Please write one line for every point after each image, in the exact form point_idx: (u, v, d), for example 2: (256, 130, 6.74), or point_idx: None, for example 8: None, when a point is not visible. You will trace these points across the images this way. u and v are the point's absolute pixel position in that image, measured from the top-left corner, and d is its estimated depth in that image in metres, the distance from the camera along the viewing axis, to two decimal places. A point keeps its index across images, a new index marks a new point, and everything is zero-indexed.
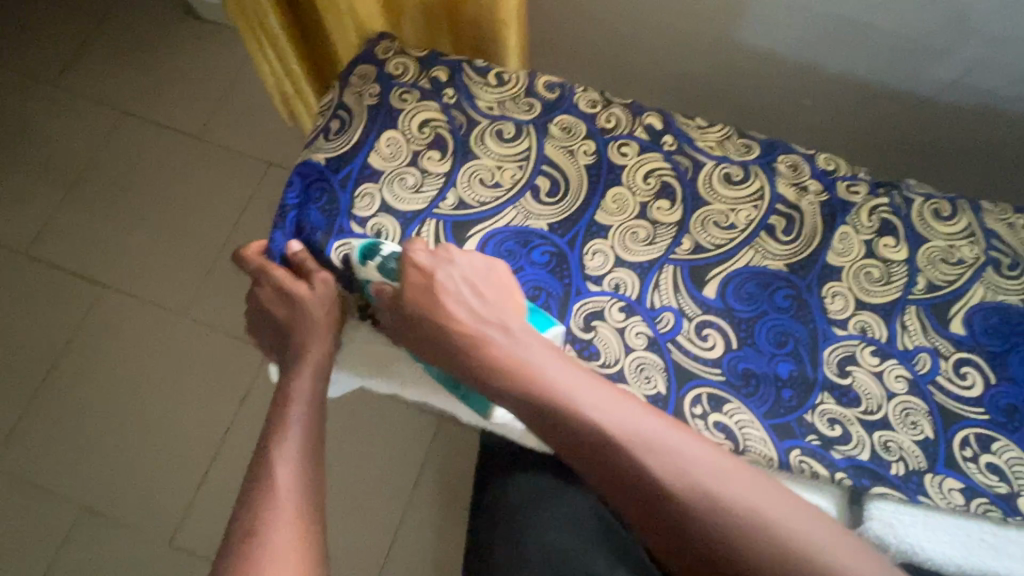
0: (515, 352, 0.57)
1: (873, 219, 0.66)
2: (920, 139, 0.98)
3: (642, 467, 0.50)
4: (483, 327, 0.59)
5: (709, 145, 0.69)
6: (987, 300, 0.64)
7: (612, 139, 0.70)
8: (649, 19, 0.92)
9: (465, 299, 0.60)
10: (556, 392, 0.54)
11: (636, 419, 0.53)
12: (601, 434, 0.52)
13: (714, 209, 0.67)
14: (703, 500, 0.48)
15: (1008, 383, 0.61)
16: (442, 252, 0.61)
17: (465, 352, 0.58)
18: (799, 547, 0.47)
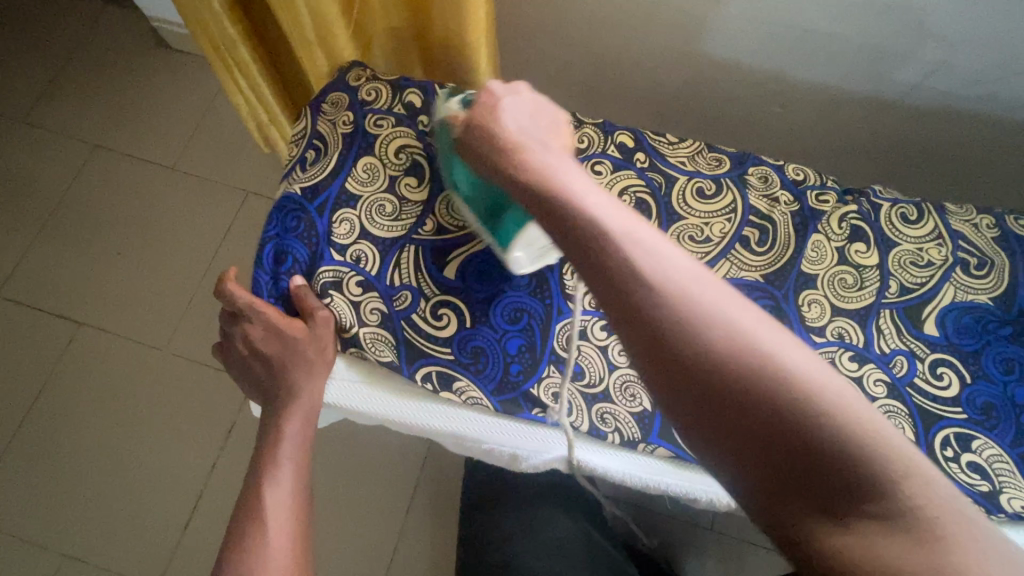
0: (543, 156, 0.49)
1: (844, 226, 0.67)
2: (887, 144, 1.00)
3: (645, 267, 0.38)
4: (518, 140, 0.50)
5: (680, 161, 0.70)
6: (957, 300, 0.65)
7: (585, 158, 0.70)
8: (619, 36, 0.93)
9: (514, 117, 0.52)
10: (567, 188, 0.44)
11: (656, 239, 0.40)
12: (603, 230, 0.40)
13: (689, 224, 0.68)
14: (711, 320, 0.36)
15: (984, 382, 0.62)
16: (516, 87, 0.56)
17: (491, 155, 0.50)
18: (823, 402, 0.32)
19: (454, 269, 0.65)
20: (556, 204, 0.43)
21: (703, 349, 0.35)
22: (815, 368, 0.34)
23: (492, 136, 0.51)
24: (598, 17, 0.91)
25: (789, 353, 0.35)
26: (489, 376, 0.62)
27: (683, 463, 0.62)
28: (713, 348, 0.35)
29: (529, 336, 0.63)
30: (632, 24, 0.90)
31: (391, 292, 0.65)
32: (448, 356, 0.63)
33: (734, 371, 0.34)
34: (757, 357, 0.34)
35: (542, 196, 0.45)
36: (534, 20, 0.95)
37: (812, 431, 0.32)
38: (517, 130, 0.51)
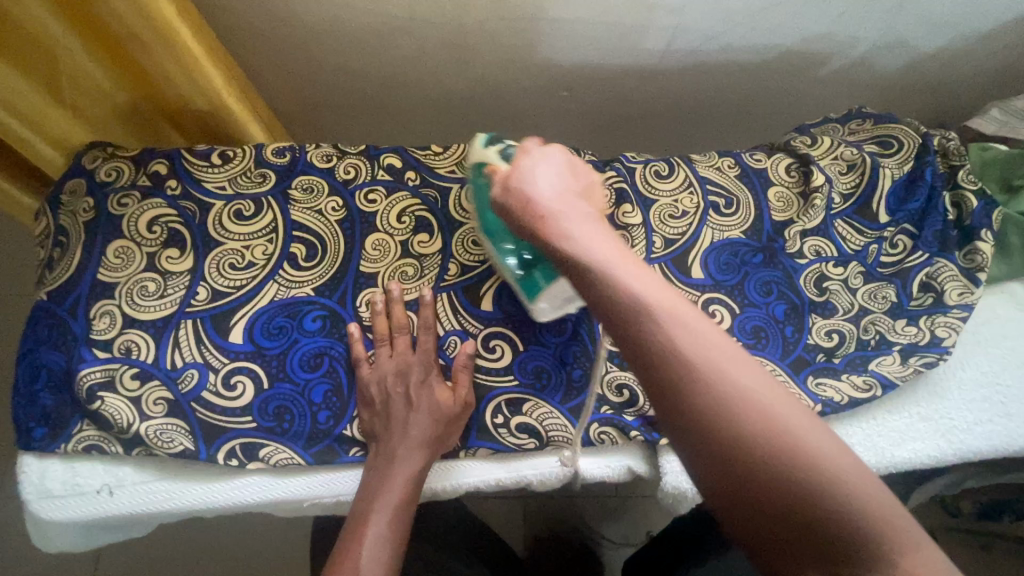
0: (569, 217, 0.48)
1: (607, 193, 0.74)
2: (671, 103, 1.07)
3: (638, 309, 0.41)
4: (546, 201, 0.49)
5: (449, 170, 0.72)
6: (716, 239, 0.74)
7: (357, 189, 0.70)
8: (393, 50, 0.94)
9: (547, 177, 0.50)
10: (580, 239, 0.46)
11: (672, 299, 0.42)
12: (603, 279, 0.43)
13: (471, 228, 0.69)
14: (710, 376, 0.39)
15: (751, 308, 0.71)
16: (552, 147, 0.53)
17: (517, 209, 0.49)
18: (757, 417, 0.38)
19: (240, 332, 0.62)
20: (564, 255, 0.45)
21: (694, 394, 0.38)
22: (811, 433, 0.38)
23: (519, 197, 0.49)
24: (364, 35, 0.91)
25: (787, 416, 0.38)
26: (297, 432, 0.59)
27: (506, 455, 0.62)
28: (705, 395, 0.38)
29: (333, 378, 0.61)
30: (400, 37, 0.91)
31: (173, 375, 0.59)
32: (248, 423, 0.59)
33: (706, 403, 0.38)
34: (740, 416, 0.38)
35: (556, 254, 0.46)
36: (305, 48, 0.94)
37: (781, 486, 0.36)
38: (548, 191, 0.49)
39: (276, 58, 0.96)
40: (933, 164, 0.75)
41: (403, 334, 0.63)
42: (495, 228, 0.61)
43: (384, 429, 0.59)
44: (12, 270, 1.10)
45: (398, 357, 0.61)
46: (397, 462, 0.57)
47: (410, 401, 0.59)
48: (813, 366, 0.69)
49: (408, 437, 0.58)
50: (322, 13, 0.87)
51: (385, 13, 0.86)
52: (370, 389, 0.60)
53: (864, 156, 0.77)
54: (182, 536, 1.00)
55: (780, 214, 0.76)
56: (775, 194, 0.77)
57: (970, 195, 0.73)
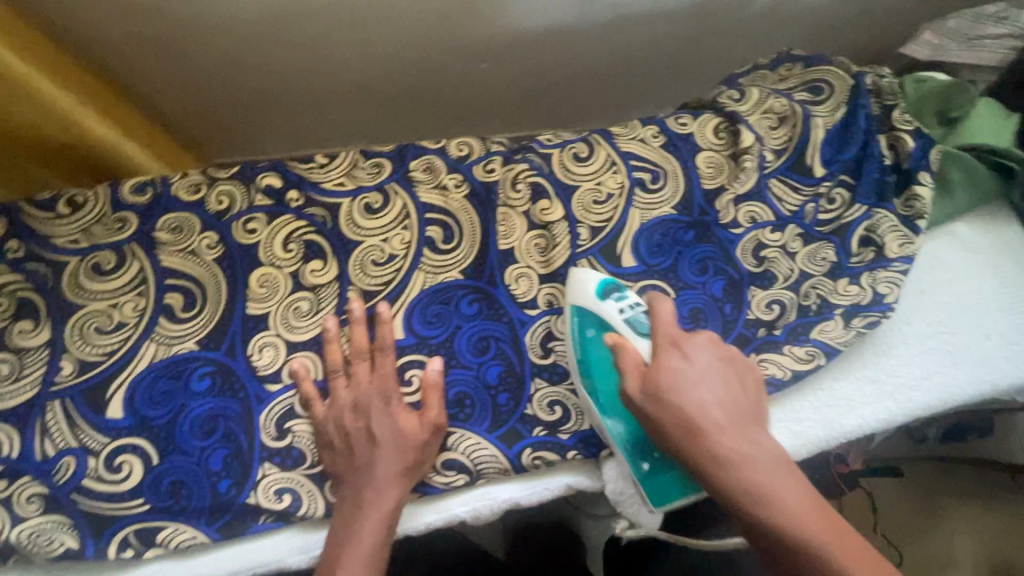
0: (734, 443, 0.48)
1: (521, 188, 0.65)
2: (596, 64, 0.98)
3: (798, 541, 0.44)
4: (700, 415, 0.49)
5: (338, 182, 0.64)
6: (645, 221, 0.67)
7: (233, 220, 0.61)
8: (279, 43, 0.84)
9: (705, 384, 0.51)
10: (753, 490, 0.46)
11: (774, 467, 0.48)
12: (787, 542, 0.44)
13: (369, 245, 0.61)
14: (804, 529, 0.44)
15: (687, 290, 0.66)
16: (700, 345, 0.53)
17: (668, 418, 0.50)
18: None
19: (119, 406, 0.55)
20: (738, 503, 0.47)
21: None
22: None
23: (676, 410, 0.50)
24: (242, 29, 0.81)
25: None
26: (197, 507, 0.53)
27: (436, 497, 0.57)
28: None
29: (232, 443, 0.55)
30: (282, 27, 0.81)
31: (46, 467, 0.53)
32: (138, 508, 0.53)
33: None
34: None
35: (722, 488, 0.48)
36: (179, 51, 0.84)
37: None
38: (701, 398, 0.50)
39: (149, 66, 0.86)
40: (867, 106, 0.69)
41: (360, 358, 0.56)
42: (607, 403, 0.57)
43: (348, 473, 0.53)
44: None
45: (356, 388, 0.55)
46: (366, 500, 0.51)
47: (371, 434, 0.53)
48: (755, 342, 0.65)
49: (374, 476, 0.52)
50: (188, 9, 0.77)
51: (255, 2, 0.76)
52: (327, 430, 0.54)
53: (794, 107, 0.71)
54: None
55: (710, 182, 0.70)
56: (704, 162, 0.70)
57: (908, 137, 0.67)
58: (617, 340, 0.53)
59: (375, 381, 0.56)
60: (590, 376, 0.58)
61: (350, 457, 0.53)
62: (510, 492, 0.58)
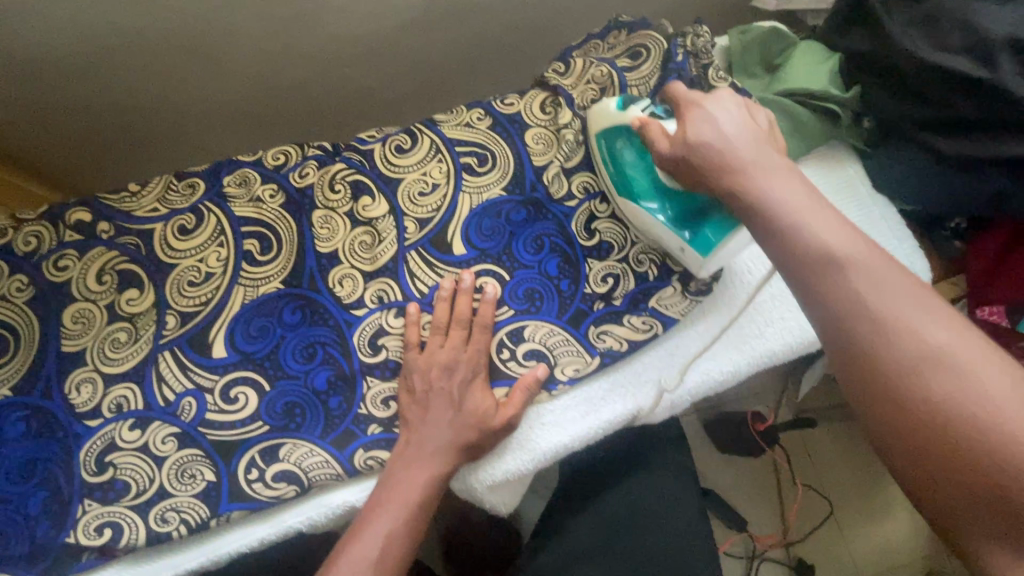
0: (767, 183, 0.48)
1: (340, 188, 0.65)
2: (461, 57, 0.98)
3: (802, 238, 0.44)
4: (729, 148, 0.51)
5: (150, 209, 0.63)
6: (475, 205, 0.66)
7: (42, 259, 0.60)
8: (123, 71, 0.83)
9: (736, 130, 0.52)
10: (794, 216, 0.45)
11: (817, 201, 0.46)
12: (814, 248, 0.43)
13: (185, 268, 0.61)
14: (820, 228, 0.44)
15: (524, 270, 0.65)
16: (722, 91, 0.56)
17: (704, 163, 0.52)
18: (935, 356, 0.38)
19: None
20: (781, 241, 0.45)
21: (876, 344, 0.39)
22: (1004, 387, 0.36)
23: (701, 139, 0.52)
24: (78, 60, 0.80)
25: (956, 341, 0.38)
26: (16, 554, 0.52)
27: (268, 509, 0.57)
28: (879, 317, 0.40)
29: (51, 485, 0.54)
30: (119, 53, 0.81)
31: None
32: None
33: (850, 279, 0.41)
34: (920, 362, 0.38)
35: (751, 209, 0.48)
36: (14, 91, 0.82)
37: (931, 395, 0.37)
38: (736, 142, 0.51)
39: None
40: (678, 71, 0.69)
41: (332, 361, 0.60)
42: (637, 168, 0.63)
43: (430, 418, 0.57)
44: None
45: (424, 370, 0.59)
46: (421, 464, 0.55)
47: (427, 402, 0.58)
48: (593, 316, 0.64)
49: (424, 443, 0.56)
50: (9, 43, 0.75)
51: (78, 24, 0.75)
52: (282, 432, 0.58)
53: (613, 77, 0.70)
54: None
55: (539, 158, 0.68)
56: (533, 138, 0.69)
57: (720, 93, 0.68)
58: (644, 120, 0.58)
59: (469, 345, 0.61)
60: (621, 172, 0.64)
61: (407, 434, 0.57)
62: (342, 497, 0.58)
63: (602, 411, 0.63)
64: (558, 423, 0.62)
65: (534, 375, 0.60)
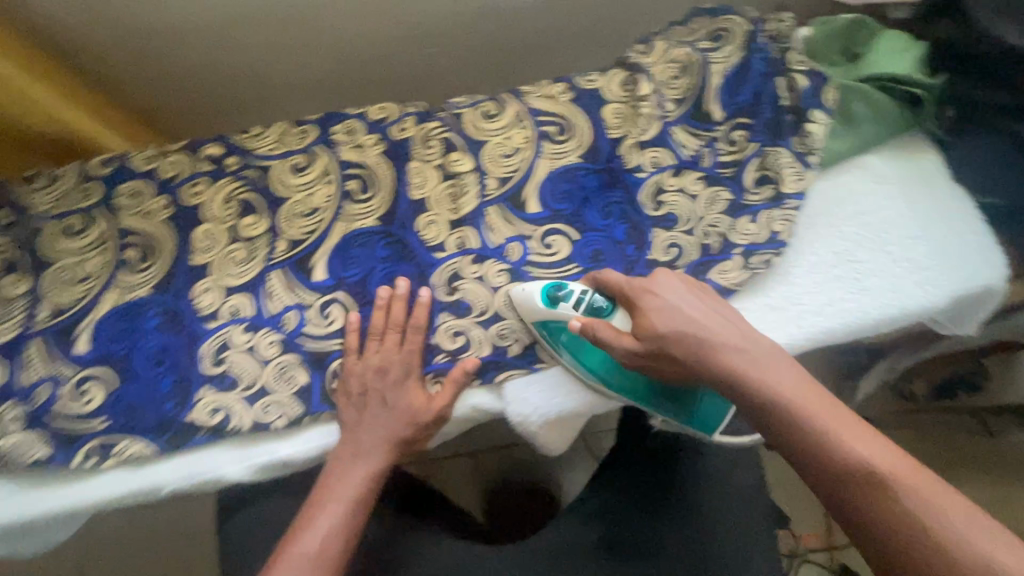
0: (725, 347, 0.53)
1: (433, 143, 0.71)
2: None
3: (767, 398, 0.50)
4: (687, 323, 0.55)
5: (269, 148, 0.72)
6: (552, 168, 0.71)
7: (181, 184, 0.70)
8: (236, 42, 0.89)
9: (685, 302, 0.57)
10: (798, 404, 0.49)
11: (772, 362, 0.52)
12: (776, 411, 0.50)
13: (295, 201, 0.69)
14: (774, 390, 0.50)
15: (590, 232, 0.69)
16: (669, 275, 0.60)
17: (672, 345, 0.55)
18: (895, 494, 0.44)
19: (85, 342, 0.65)
20: (795, 438, 0.48)
21: (914, 544, 0.42)
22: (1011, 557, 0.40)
23: (656, 319, 0.56)
24: (201, 33, 0.86)
25: (946, 503, 0.43)
26: (147, 424, 0.62)
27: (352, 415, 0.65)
28: (841, 470, 0.46)
29: (178, 371, 0.64)
30: (234, 26, 0.86)
31: (27, 393, 0.63)
32: (102, 424, 0.62)
33: (809, 441, 0.48)
34: (933, 532, 0.42)
35: (717, 379, 0.53)
36: None
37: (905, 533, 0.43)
38: (689, 312, 0.56)
39: None
40: (762, 51, 0.71)
41: (400, 324, 0.65)
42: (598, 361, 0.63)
43: (366, 419, 0.63)
44: None
45: (381, 367, 0.64)
46: (358, 460, 0.62)
47: (383, 402, 0.63)
48: None
49: (365, 439, 0.62)
50: None
51: None
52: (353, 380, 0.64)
53: (693, 55, 0.73)
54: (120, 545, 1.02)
55: (615, 130, 0.73)
56: (611, 112, 0.73)
57: (800, 77, 0.70)
58: (588, 325, 0.59)
59: (403, 347, 0.65)
60: (587, 367, 0.64)
61: (351, 432, 0.63)
62: None
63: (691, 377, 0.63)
64: (485, 409, 0.65)
65: (465, 366, 0.63)
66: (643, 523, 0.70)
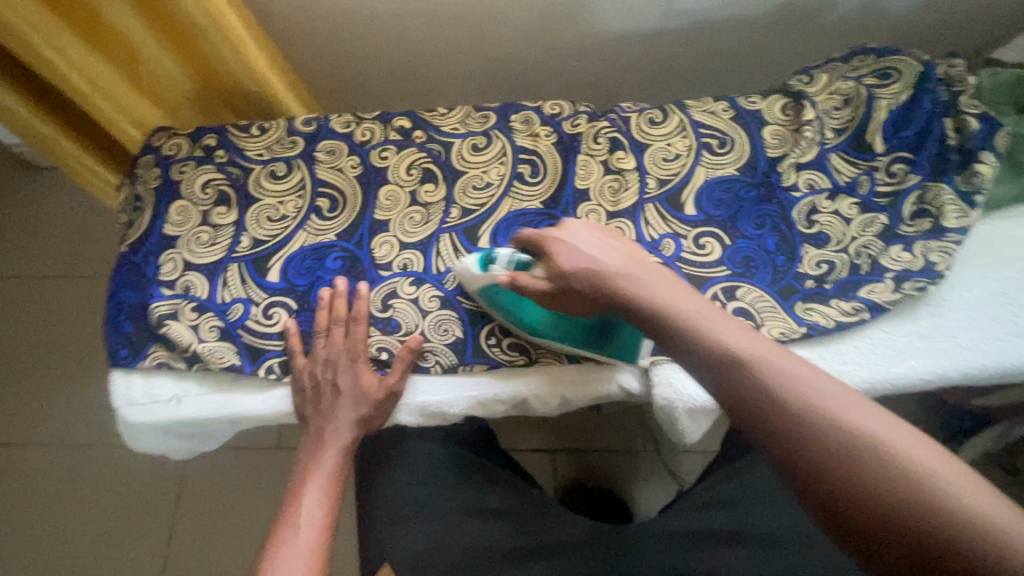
0: (658, 295, 0.54)
1: (601, 141, 0.77)
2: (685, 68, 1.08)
3: (709, 345, 0.49)
4: (614, 269, 0.57)
5: (452, 127, 0.79)
6: (710, 177, 0.75)
7: (372, 148, 0.79)
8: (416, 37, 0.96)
9: (604, 252, 0.58)
10: (719, 341, 0.49)
11: (706, 309, 0.53)
12: (718, 354, 0.48)
13: (470, 175, 0.76)
14: (709, 333, 0.50)
15: (742, 240, 0.73)
16: (582, 226, 0.61)
17: (601, 289, 0.56)
18: (849, 434, 0.41)
19: (276, 273, 0.73)
20: (748, 393, 0.45)
21: (852, 470, 0.40)
22: (971, 487, 0.38)
23: (582, 268, 0.57)
24: (387, 23, 0.94)
25: (898, 437, 0.41)
26: None
27: (503, 373, 0.69)
28: (786, 411, 0.43)
29: None
30: None
31: (223, 308, 0.71)
32: (284, 345, 0.70)
33: (751, 386, 0.45)
34: (894, 469, 0.39)
35: (657, 326, 0.53)
36: None
37: (860, 476, 0.40)
38: (612, 260, 0.57)
39: None
40: (932, 92, 0.74)
41: (338, 324, 0.69)
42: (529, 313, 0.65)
43: (322, 410, 0.66)
44: (93, 242, 1.27)
45: (311, 369, 0.67)
46: (326, 439, 0.65)
47: (337, 388, 0.66)
48: (802, 293, 0.70)
49: (335, 417, 0.65)
50: None
51: None
52: (303, 377, 0.67)
53: (859, 90, 0.77)
54: (228, 475, 1.11)
55: (774, 151, 0.77)
56: (771, 133, 0.78)
57: (972, 119, 0.72)
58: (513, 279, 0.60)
59: (349, 338, 0.69)
60: (518, 318, 0.66)
61: (312, 422, 0.66)
62: (570, 380, 0.68)
63: (844, 371, 0.67)
64: (562, 384, 0.68)
65: (409, 345, 0.67)
66: (771, 538, 0.66)
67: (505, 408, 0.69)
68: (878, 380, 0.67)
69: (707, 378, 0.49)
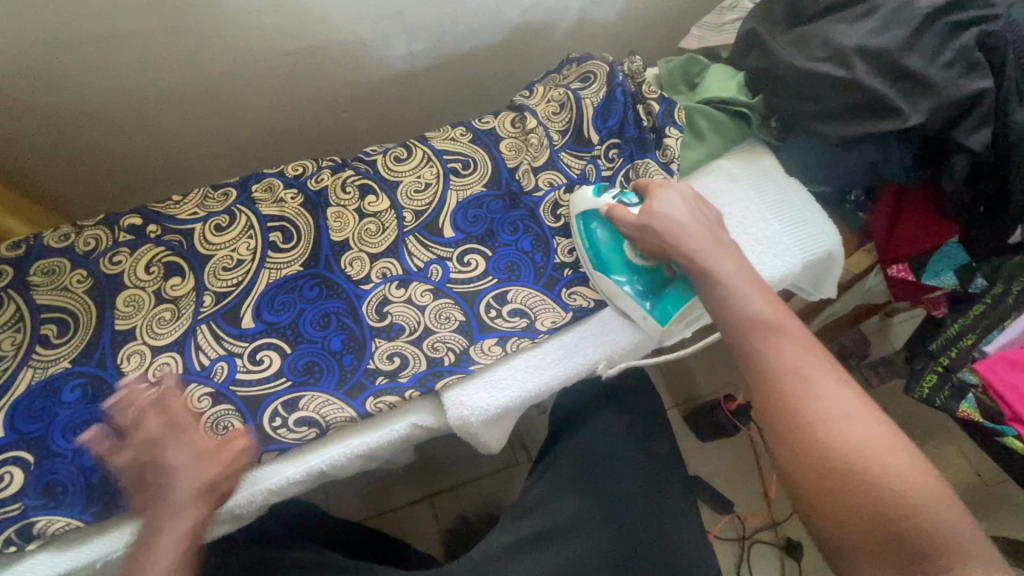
0: (722, 268, 0.61)
1: (350, 190, 0.78)
2: None
3: (747, 317, 0.56)
4: (684, 227, 0.65)
5: (191, 212, 0.75)
6: (461, 200, 0.80)
7: (101, 255, 0.72)
8: (153, 118, 0.92)
9: (682, 213, 0.67)
10: (761, 310, 0.56)
11: (759, 295, 0.58)
12: (753, 328, 0.55)
13: (220, 256, 0.73)
14: (747, 311, 0.57)
15: (502, 249, 0.78)
16: (680, 187, 0.70)
17: (663, 238, 0.66)
18: (841, 421, 0.49)
19: None
20: (765, 361, 0.53)
21: (827, 443, 0.48)
22: (931, 492, 0.46)
23: (664, 219, 0.66)
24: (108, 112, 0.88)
25: (887, 440, 0.48)
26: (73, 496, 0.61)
27: (295, 453, 0.67)
28: (795, 380, 0.52)
29: None
30: (149, 109, 0.91)
31: None
32: (22, 506, 0.60)
33: (770, 358, 0.53)
34: (870, 456, 0.47)
35: (710, 299, 0.60)
36: None
37: (843, 449, 0.48)
38: (685, 219, 0.66)
39: None
40: (621, 85, 0.86)
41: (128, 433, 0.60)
42: (603, 252, 0.74)
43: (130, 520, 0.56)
44: None
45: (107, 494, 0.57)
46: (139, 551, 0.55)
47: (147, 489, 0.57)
48: (565, 281, 0.77)
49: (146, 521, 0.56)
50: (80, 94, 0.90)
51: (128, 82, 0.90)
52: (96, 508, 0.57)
53: (569, 94, 0.86)
54: None
55: (512, 162, 0.83)
56: (506, 147, 0.84)
57: (654, 103, 0.86)
58: (611, 206, 0.71)
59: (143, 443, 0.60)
60: (599, 259, 0.75)
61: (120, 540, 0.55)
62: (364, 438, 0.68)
63: (612, 342, 0.75)
64: (360, 444, 0.68)
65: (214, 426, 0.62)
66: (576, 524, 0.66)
67: (307, 487, 0.68)
68: (640, 341, 0.76)
69: (734, 344, 0.57)
